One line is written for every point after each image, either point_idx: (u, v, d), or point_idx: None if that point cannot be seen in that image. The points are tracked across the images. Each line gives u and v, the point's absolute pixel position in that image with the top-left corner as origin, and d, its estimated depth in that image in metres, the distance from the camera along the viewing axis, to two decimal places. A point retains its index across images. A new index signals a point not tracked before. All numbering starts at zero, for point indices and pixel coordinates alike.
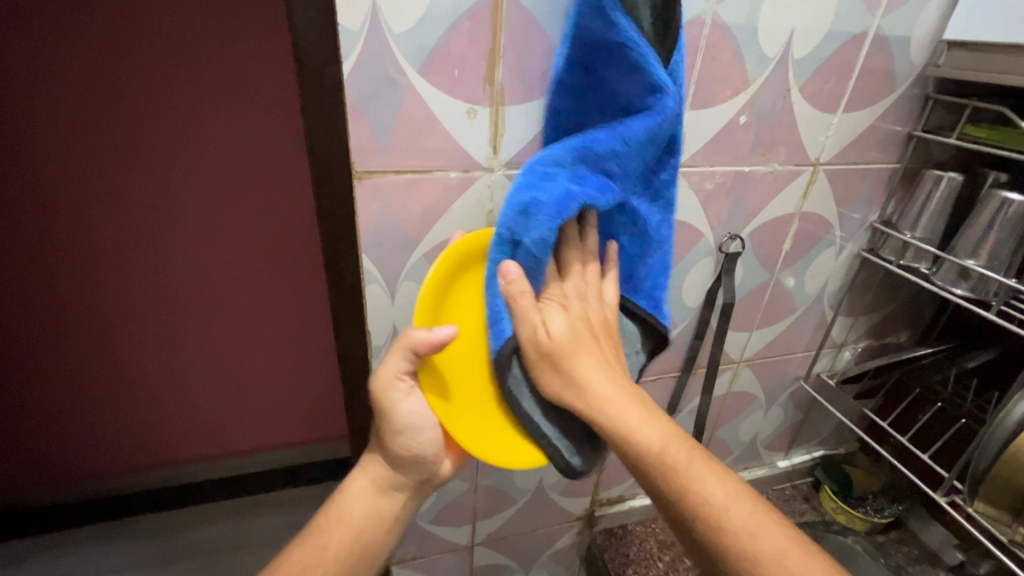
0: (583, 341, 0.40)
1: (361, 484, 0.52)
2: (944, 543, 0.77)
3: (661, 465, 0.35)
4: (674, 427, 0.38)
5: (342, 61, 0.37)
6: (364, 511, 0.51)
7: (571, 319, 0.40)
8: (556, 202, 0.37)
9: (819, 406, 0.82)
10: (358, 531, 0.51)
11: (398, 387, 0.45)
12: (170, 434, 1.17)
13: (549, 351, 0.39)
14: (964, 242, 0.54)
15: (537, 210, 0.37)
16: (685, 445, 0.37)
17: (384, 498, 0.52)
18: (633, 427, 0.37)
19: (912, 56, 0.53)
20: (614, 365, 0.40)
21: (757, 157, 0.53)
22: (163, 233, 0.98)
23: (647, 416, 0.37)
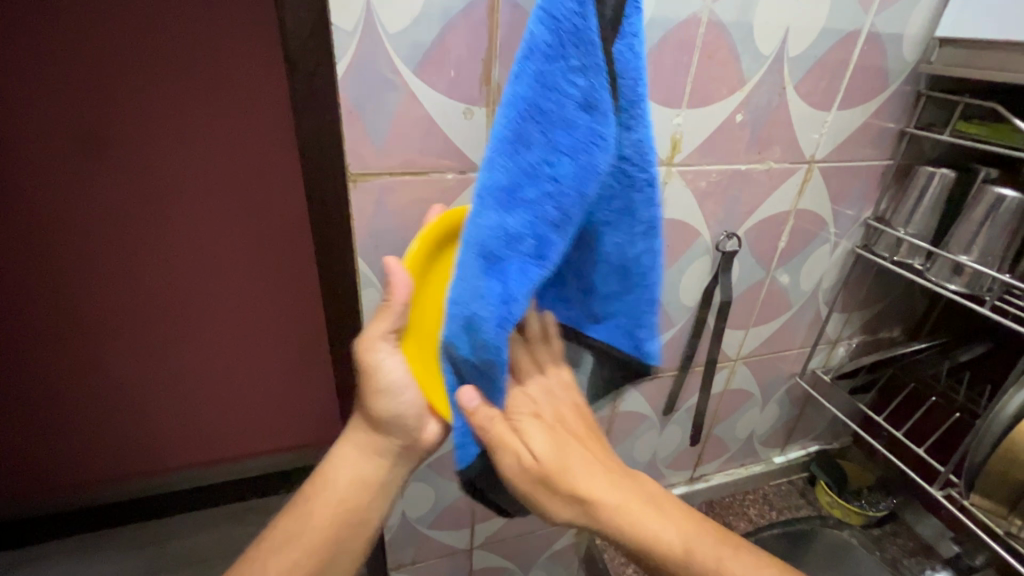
0: (568, 451, 0.41)
1: (346, 452, 0.48)
2: (938, 535, 0.78)
3: (689, 567, 0.37)
4: (685, 517, 0.39)
5: (336, 61, 0.36)
6: (347, 479, 0.48)
7: (550, 431, 0.41)
8: (496, 308, 0.31)
9: (814, 402, 0.82)
10: (341, 500, 0.47)
11: (382, 346, 0.42)
12: (160, 441, 1.15)
13: (538, 473, 0.40)
14: (958, 239, 0.55)
15: (480, 321, 0.32)
16: (706, 538, 0.38)
17: (368, 464, 0.48)
18: (648, 531, 0.38)
19: (904, 54, 0.53)
20: (605, 466, 0.41)
21: (753, 156, 0.53)
22: (150, 237, 0.96)
23: (659, 516, 0.38)
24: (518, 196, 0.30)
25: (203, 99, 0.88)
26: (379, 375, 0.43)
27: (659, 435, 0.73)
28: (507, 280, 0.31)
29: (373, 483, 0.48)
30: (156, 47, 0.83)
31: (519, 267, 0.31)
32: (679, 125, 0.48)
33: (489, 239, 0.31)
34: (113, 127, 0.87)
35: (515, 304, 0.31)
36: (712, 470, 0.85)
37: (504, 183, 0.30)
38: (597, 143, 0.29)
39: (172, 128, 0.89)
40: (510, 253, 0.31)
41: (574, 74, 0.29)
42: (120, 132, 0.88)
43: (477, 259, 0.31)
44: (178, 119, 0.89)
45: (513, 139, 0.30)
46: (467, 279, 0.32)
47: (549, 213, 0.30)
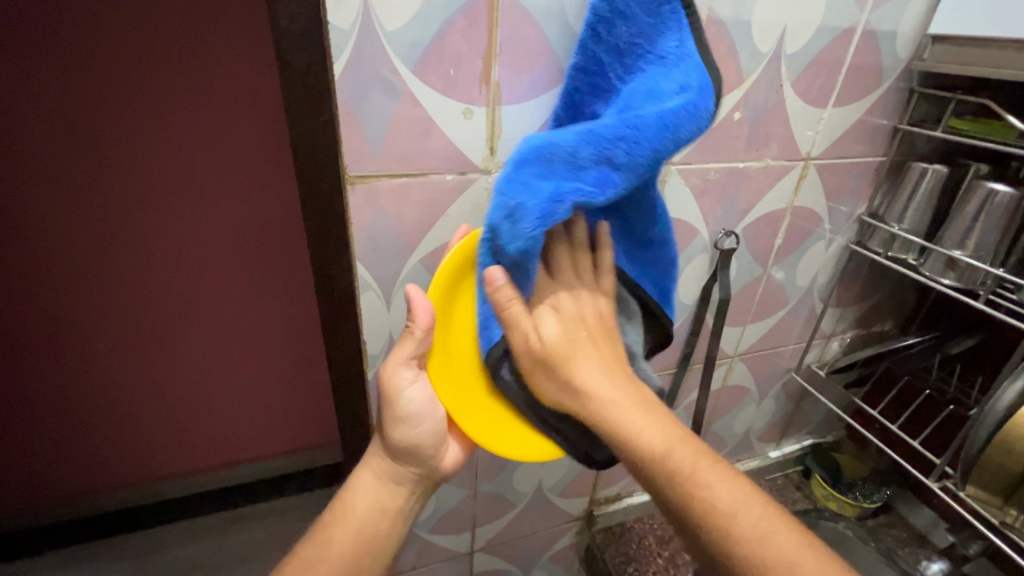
0: (578, 342, 0.40)
1: (364, 480, 0.50)
2: (931, 525, 0.80)
3: (660, 469, 0.35)
4: (675, 427, 0.37)
5: (334, 60, 0.35)
6: (365, 505, 0.49)
7: (564, 321, 0.40)
8: (543, 206, 0.33)
9: (809, 396, 0.83)
10: (359, 526, 0.49)
11: (403, 373, 0.45)
12: (148, 450, 1.12)
13: (542, 355, 0.40)
14: (951, 233, 0.56)
15: (524, 213, 0.34)
16: (687, 446, 0.36)
17: (386, 490, 0.50)
18: (634, 427, 0.37)
19: (898, 50, 0.53)
20: (611, 364, 0.40)
21: (751, 153, 0.53)
22: (136, 242, 0.94)
23: (648, 418, 0.37)
24: (599, 135, 0.35)
25: (189, 99, 0.86)
26: (401, 398, 0.46)
27: None
28: (565, 187, 0.34)
29: (390, 508, 0.50)
30: (139, 47, 0.81)
31: (578, 185, 0.34)
32: None
33: (559, 153, 0.34)
34: (95, 129, 0.85)
35: (564, 204, 0.34)
36: None
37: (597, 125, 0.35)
38: (680, 120, 0.34)
39: (157, 129, 0.87)
40: (576, 173, 0.35)
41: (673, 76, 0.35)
42: (103, 134, 0.85)
43: (542, 162, 0.34)
44: (163, 120, 0.87)
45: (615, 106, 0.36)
46: (525, 176, 0.34)
47: (626, 153, 0.35)
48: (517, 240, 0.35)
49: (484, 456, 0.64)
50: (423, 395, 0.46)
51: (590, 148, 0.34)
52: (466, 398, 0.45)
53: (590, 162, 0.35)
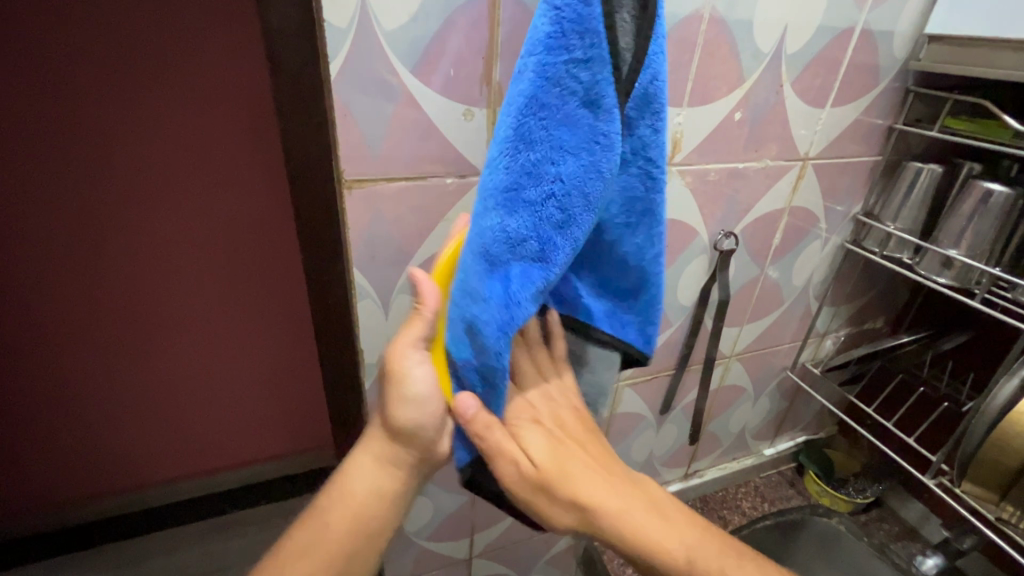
0: (570, 458, 0.41)
1: (363, 462, 0.45)
2: (922, 518, 0.81)
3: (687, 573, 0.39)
4: (685, 527, 0.41)
5: (329, 61, 0.34)
6: (364, 490, 0.45)
7: (548, 436, 0.41)
8: (498, 314, 0.31)
9: (803, 394, 0.84)
10: (356, 512, 0.45)
11: (413, 354, 0.39)
12: (129, 461, 1.09)
13: (537, 478, 0.40)
14: (947, 233, 0.56)
15: (481, 326, 0.32)
16: (702, 544, 0.41)
17: (386, 475, 0.45)
18: (654, 539, 0.39)
19: (895, 51, 0.53)
20: (608, 472, 0.42)
21: (750, 154, 0.53)
22: (115, 246, 0.90)
23: (660, 524, 0.40)
24: (520, 196, 0.29)
25: (169, 97, 0.83)
26: (407, 383, 0.40)
27: (656, 434, 0.72)
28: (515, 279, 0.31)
29: (389, 494, 0.45)
30: (117, 43, 0.78)
31: (525, 270, 0.31)
32: (679, 124, 0.47)
33: (494, 240, 0.30)
34: (69, 128, 0.81)
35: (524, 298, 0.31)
36: (705, 465, 0.85)
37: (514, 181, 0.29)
38: (597, 138, 0.29)
39: (135, 128, 0.83)
40: (515, 255, 0.30)
41: (571, 65, 0.27)
42: (79, 133, 0.82)
43: (485, 258, 0.31)
44: (142, 119, 0.83)
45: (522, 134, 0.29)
46: (472, 278, 0.31)
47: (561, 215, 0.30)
48: (480, 350, 0.33)
49: None
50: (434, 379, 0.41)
51: (521, 218, 0.30)
52: None
53: (530, 239, 0.30)
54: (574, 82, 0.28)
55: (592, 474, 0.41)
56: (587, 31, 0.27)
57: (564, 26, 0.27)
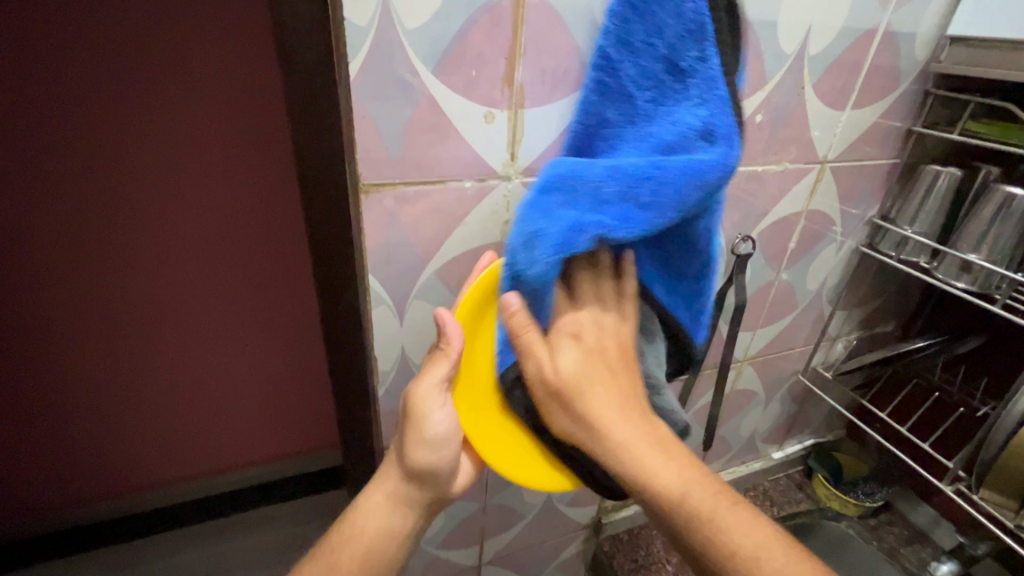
0: (598, 381, 0.38)
1: (375, 501, 0.46)
2: (933, 523, 0.80)
3: (678, 512, 0.35)
4: (693, 467, 0.36)
5: (349, 61, 0.33)
6: (376, 527, 0.45)
7: (583, 352, 0.38)
8: (562, 236, 0.33)
9: (813, 397, 0.83)
10: (366, 549, 0.45)
11: (433, 398, 0.41)
12: (126, 466, 1.06)
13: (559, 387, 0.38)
14: (967, 237, 0.56)
15: (541, 242, 0.33)
16: (706, 490, 0.35)
17: (396, 513, 0.46)
18: (652, 467, 0.36)
19: (916, 52, 0.53)
20: (630, 397, 0.38)
21: (770, 157, 0.52)
22: (110, 248, 0.87)
23: (664, 459, 0.36)
24: (624, 169, 0.33)
25: (169, 96, 0.80)
26: (428, 425, 0.42)
27: None
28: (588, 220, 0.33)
29: (399, 530, 0.46)
30: (114, 39, 0.75)
31: (601, 218, 0.33)
32: None
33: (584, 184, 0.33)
34: (64, 127, 0.78)
35: (591, 232, 0.33)
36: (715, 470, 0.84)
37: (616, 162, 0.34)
38: (709, 163, 0.33)
39: (133, 128, 0.80)
40: (598, 205, 0.33)
41: (691, 104, 0.33)
42: (74, 133, 0.78)
43: (563, 190, 0.34)
44: (140, 119, 0.80)
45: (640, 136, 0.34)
46: (548, 202, 0.34)
47: (645, 184, 0.33)
48: (533, 268, 0.34)
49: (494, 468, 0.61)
50: (451, 422, 0.43)
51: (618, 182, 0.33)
52: (488, 424, 0.44)
53: (613, 196, 0.33)
54: (685, 111, 0.34)
55: (615, 394, 0.38)
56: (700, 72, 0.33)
57: (679, 71, 0.34)
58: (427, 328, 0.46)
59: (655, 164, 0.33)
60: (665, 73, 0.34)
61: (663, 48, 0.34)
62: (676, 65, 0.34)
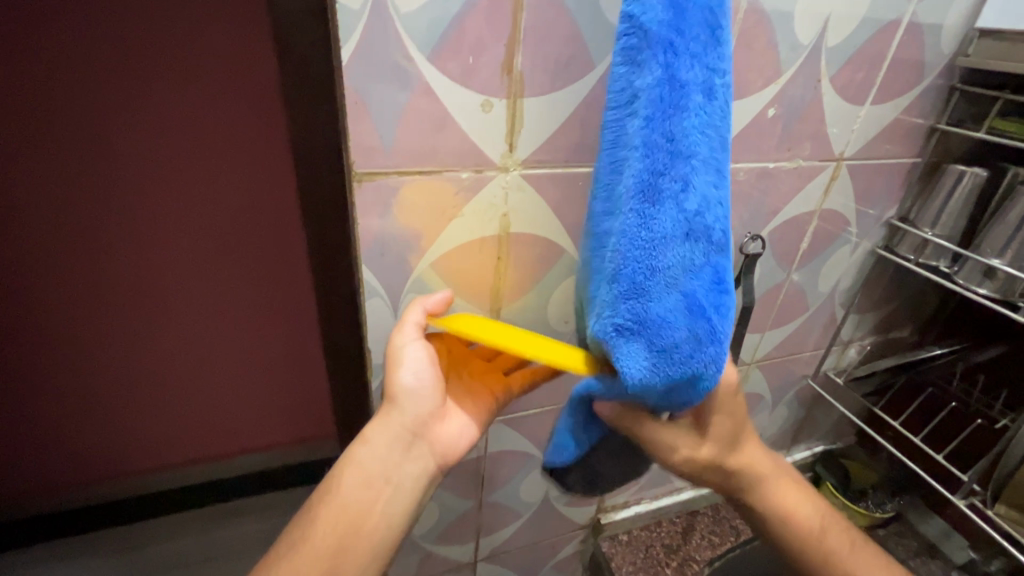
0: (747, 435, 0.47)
1: (362, 453, 0.43)
2: (943, 535, 0.76)
3: (814, 536, 0.47)
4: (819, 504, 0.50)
5: (341, 45, 0.32)
6: (360, 478, 0.43)
7: (726, 422, 0.45)
8: (709, 331, 0.32)
9: (823, 403, 0.80)
10: (342, 502, 0.42)
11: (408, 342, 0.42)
12: (132, 448, 1.08)
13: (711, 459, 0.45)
14: (991, 241, 0.53)
15: (695, 348, 0.32)
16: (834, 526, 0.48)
17: (374, 461, 0.43)
18: (792, 507, 0.48)
19: (942, 45, 0.50)
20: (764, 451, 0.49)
21: (782, 153, 0.50)
22: (119, 235, 0.88)
23: (802, 496, 0.49)
24: (704, 236, 0.31)
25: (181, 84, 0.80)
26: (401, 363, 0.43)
27: None
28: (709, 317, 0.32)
29: (380, 476, 0.43)
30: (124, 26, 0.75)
31: (718, 291, 0.33)
32: None
33: (687, 277, 0.31)
34: (76, 113, 0.78)
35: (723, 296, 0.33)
36: None
37: (697, 232, 0.31)
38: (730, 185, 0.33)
39: (145, 114, 0.81)
40: (708, 287, 0.32)
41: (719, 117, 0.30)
42: (88, 120, 0.79)
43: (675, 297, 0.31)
44: (150, 105, 0.80)
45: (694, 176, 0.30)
46: (669, 322, 0.31)
47: (717, 240, 0.32)
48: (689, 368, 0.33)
49: (490, 463, 0.60)
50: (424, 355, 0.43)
51: (707, 253, 0.32)
52: None
53: (713, 272, 0.32)
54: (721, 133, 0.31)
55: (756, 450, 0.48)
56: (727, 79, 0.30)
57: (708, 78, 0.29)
58: None
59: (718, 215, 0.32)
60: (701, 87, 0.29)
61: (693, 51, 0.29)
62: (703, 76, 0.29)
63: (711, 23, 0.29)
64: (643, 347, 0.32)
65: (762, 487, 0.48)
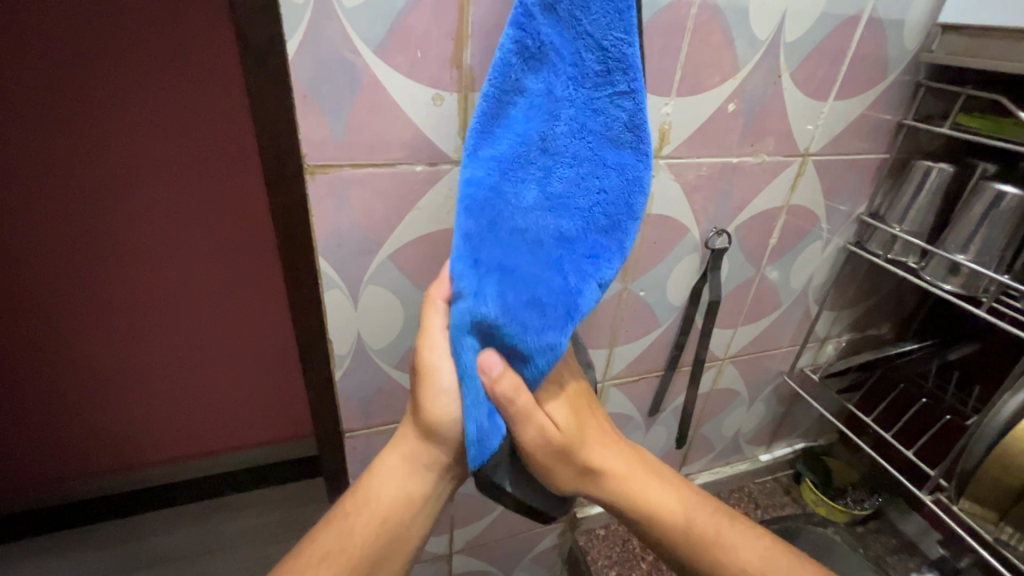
0: (586, 425, 0.43)
1: (393, 464, 0.44)
2: (922, 532, 0.76)
3: (687, 533, 0.43)
4: (688, 494, 0.45)
5: (287, 39, 0.32)
6: (392, 493, 0.43)
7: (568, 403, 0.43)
8: (563, 301, 0.35)
9: (802, 400, 0.80)
10: (384, 517, 0.43)
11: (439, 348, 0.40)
12: (126, 440, 1.11)
13: (564, 449, 0.41)
14: (955, 237, 0.53)
15: (545, 311, 0.35)
16: (706, 514, 0.45)
17: (413, 477, 0.44)
18: (655, 503, 0.44)
19: (906, 41, 0.50)
20: (615, 441, 0.45)
21: (745, 149, 0.50)
22: (111, 229, 0.91)
23: (665, 489, 0.45)
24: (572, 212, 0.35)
25: (173, 83, 0.83)
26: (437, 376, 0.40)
27: (643, 437, 0.71)
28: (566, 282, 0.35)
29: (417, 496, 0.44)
30: (117, 26, 0.78)
31: (586, 270, 0.35)
32: (668, 115, 0.45)
33: (550, 241, 0.35)
34: (74, 111, 0.81)
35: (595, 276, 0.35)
36: (698, 470, 0.82)
37: (564, 209, 0.35)
38: (631, 182, 0.34)
39: (140, 113, 0.84)
40: (570, 259, 0.35)
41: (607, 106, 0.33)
42: (83, 119, 0.82)
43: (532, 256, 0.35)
44: (144, 104, 0.83)
45: (571, 158, 0.34)
46: (522, 276, 0.34)
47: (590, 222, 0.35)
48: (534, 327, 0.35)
49: None
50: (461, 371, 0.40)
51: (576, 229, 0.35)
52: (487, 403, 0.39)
53: (581, 249, 0.35)
54: (612, 123, 0.33)
55: (603, 441, 0.44)
56: (636, 87, 0.32)
57: (600, 66, 0.32)
58: (382, 312, 0.46)
59: (599, 199, 0.34)
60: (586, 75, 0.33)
61: (579, 47, 0.32)
62: (591, 71, 0.32)
63: (606, 42, 0.32)
64: (493, 290, 0.35)
65: (614, 481, 0.43)
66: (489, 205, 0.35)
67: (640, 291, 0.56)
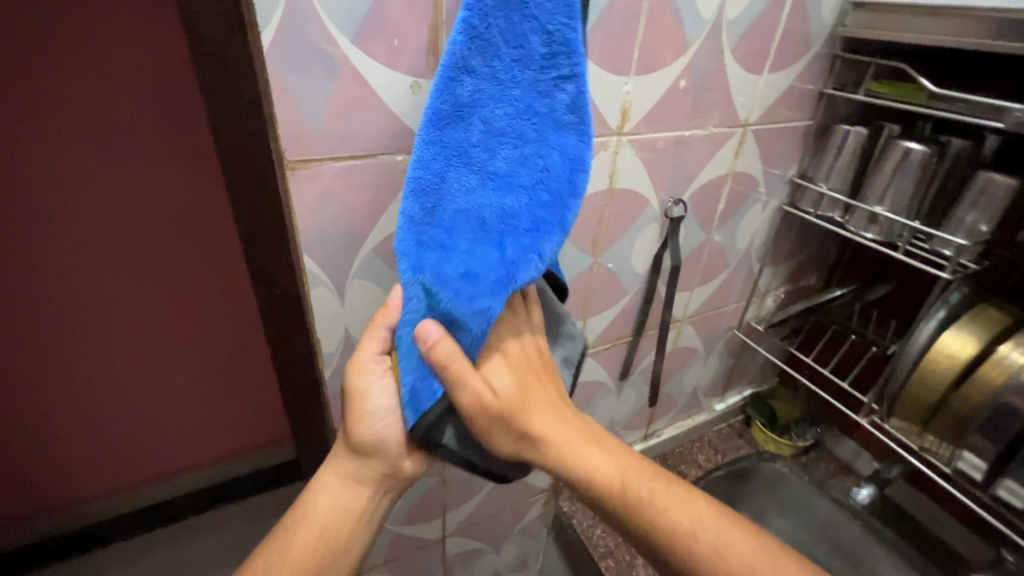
0: (530, 389, 0.40)
1: (328, 480, 0.45)
2: (855, 455, 0.87)
3: (622, 498, 0.37)
4: (630, 458, 0.40)
5: (261, 32, 0.31)
6: (329, 507, 0.44)
7: (512, 369, 0.40)
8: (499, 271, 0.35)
9: (748, 350, 0.88)
10: (320, 529, 0.43)
11: (371, 369, 0.41)
12: (66, 474, 1.03)
13: (496, 412, 0.39)
14: (873, 190, 0.61)
15: (479, 279, 0.35)
16: (645, 475, 0.39)
17: (349, 492, 0.45)
18: (592, 466, 0.39)
19: (824, 17, 0.56)
20: (561, 406, 0.41)
21: (695, 122, 0.54)
22: (26, 247, 0.83)
23: (602, 454, 0.39)
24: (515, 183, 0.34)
25: (83, 81, 0.76)
26: (369, 399, 0.42)
27: (615, 400, 0.75)
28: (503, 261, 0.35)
29: (352, 510, 0.45)
30: (20, 22, 0.71)
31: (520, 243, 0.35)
32: (628, 93, 0.47)
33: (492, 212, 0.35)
34: None
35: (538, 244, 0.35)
36: (664, 425, 0.88)
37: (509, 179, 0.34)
38: (570, 162, 0.34)
39: (53, 117, 0.77)
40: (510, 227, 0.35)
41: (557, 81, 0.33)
42: None
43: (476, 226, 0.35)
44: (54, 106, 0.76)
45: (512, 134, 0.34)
46: (465, 243, 0.35)
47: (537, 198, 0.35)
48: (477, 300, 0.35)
49: None
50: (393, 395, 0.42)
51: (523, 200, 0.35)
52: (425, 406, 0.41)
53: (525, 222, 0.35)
54: (558, 99, 0.33)
55: (547, 407, 0.41)
56: (579, 71, 0.32)
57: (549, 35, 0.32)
58: (370, 306, 0.45)
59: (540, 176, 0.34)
60: (533, 42, 0.32)
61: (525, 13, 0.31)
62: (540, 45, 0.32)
63: (551, 26, 0.31)
64: (429, 261, 0.35)
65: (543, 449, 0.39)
66: (430, 189, 0.34)
67: (609, 263, 0.59)
